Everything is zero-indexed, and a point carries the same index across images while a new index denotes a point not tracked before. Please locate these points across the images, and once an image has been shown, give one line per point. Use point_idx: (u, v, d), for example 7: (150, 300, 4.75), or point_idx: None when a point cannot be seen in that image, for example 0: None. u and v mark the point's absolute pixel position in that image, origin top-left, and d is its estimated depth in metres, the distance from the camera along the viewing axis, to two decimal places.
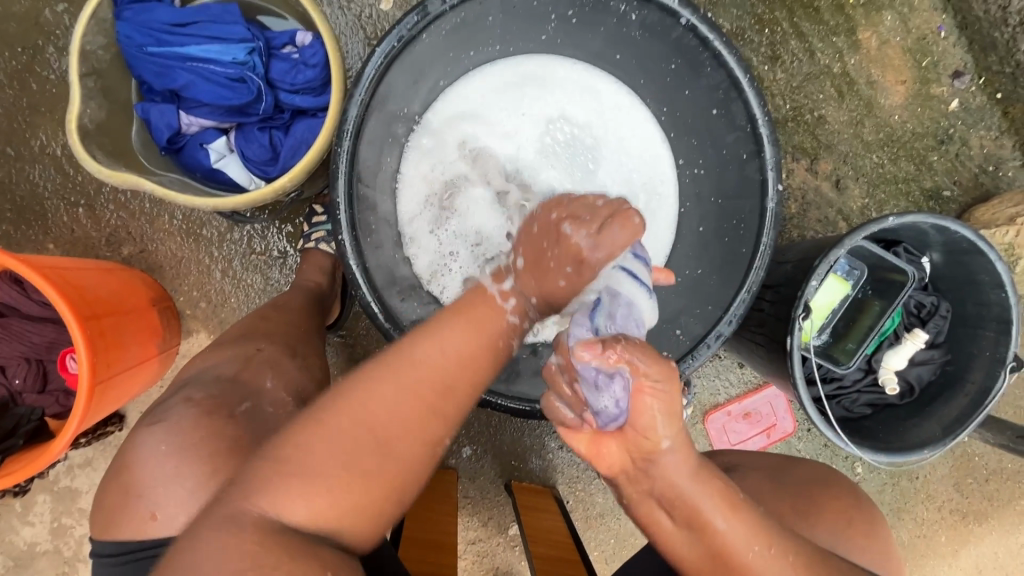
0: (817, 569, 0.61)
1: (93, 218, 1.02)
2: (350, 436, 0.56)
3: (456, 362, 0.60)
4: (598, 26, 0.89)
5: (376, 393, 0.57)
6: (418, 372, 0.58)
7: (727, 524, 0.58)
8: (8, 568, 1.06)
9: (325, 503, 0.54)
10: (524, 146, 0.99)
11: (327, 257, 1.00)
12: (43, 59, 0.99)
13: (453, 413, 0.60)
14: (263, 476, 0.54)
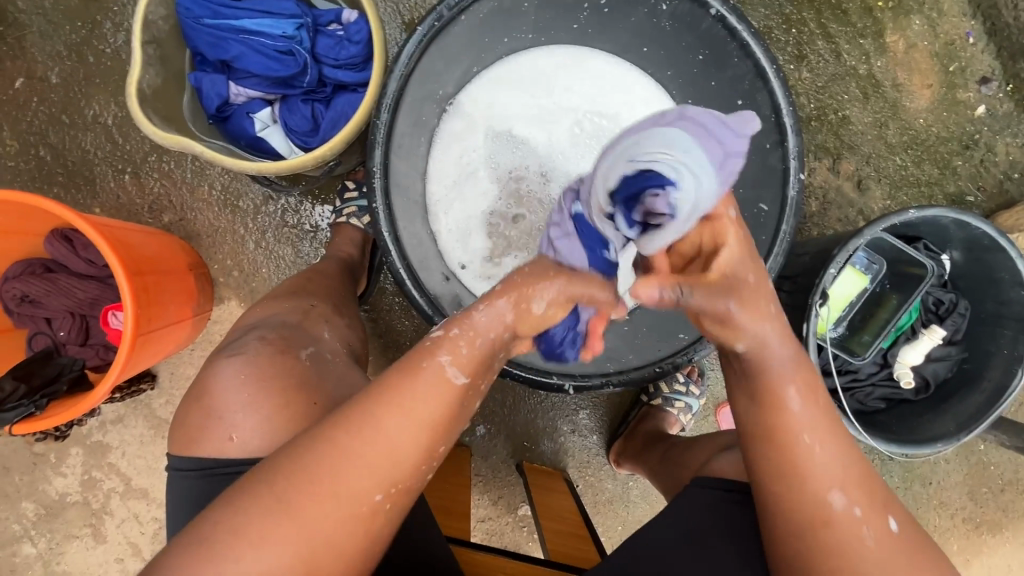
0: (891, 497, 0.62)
1: (138, 184, 1.08)
2: (261, 498, 0.55)
3: (384, 414, 0.57)
4: (629, 16, 0.92)
5: (304, 455, 0.56)
6: (348, 440, 0.56)
7: (800, 405, 0.63)
8: (39, 517, 1.11)
9: (232, 566, 0.53)
10: (556, 127, 1.02)
11: (358, 232, 1.05)
12: (101, 33, 1.04)
13: (377, 471, 0.56)
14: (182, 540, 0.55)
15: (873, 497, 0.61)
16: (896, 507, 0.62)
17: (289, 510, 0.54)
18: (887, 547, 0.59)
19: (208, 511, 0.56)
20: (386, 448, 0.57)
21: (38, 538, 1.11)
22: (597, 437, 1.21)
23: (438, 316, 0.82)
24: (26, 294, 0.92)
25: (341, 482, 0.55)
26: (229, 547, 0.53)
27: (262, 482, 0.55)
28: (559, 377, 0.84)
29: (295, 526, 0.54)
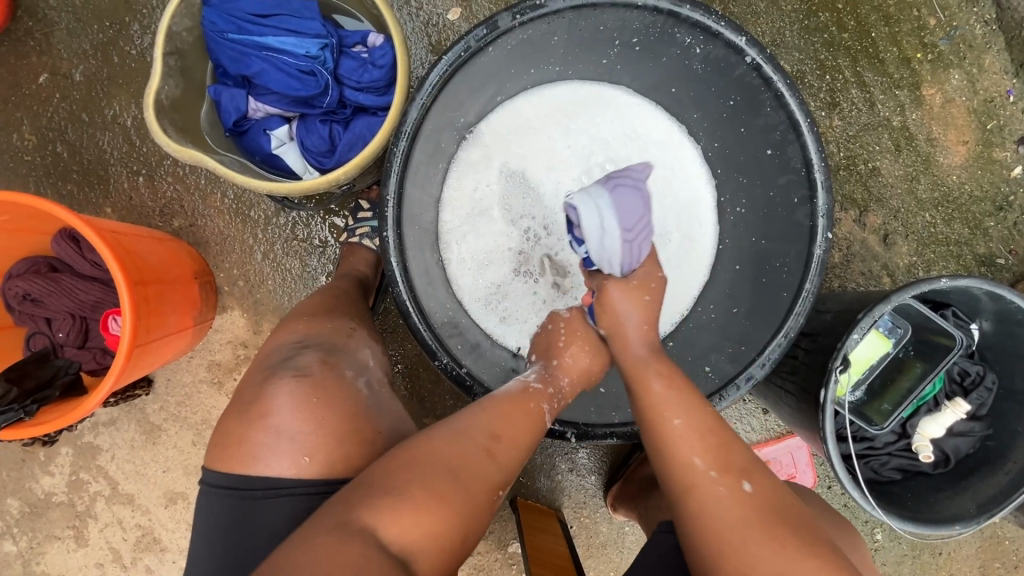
0: (752, 464, 0.70)
1: (151, 187, 1.07)
2: (424, 464, 0.63)
3: (508, 419, 0.71)
4: (660, 56, 0.88)
5: (447, 437, 0.67)
6: (481, 433, 0.68)
7: (683, 427, 0.72)
8: (23, 515, 1.09)
9: (407, 528, 0.58)
10: (565, 177, 1.01)
11: (370, 253, 1.04)
12: (128, 35, 1.04)
13: (503, 470, 0.68)
14: (356, 501, 0.60)
15: (727, 460, 0.69)
16: (754, 470, 0.69)
17: (449, 479, 0.63)
18: (740, 504, 0.66)
19: (371, 478, 0.62)
20: (510, 446, 0.69)
21: (19, 537, 1.09)
22: (595, 477, 1.17)
23: (442, 354, 0.79)
24: (29, 293, 0.91)
25: (479, 466, 0.66)
26: (407, 507, 0.59)
27: (422, 455, 0.64)
28: (560, 425, 0.81)
29: (454, 497, 0.62)
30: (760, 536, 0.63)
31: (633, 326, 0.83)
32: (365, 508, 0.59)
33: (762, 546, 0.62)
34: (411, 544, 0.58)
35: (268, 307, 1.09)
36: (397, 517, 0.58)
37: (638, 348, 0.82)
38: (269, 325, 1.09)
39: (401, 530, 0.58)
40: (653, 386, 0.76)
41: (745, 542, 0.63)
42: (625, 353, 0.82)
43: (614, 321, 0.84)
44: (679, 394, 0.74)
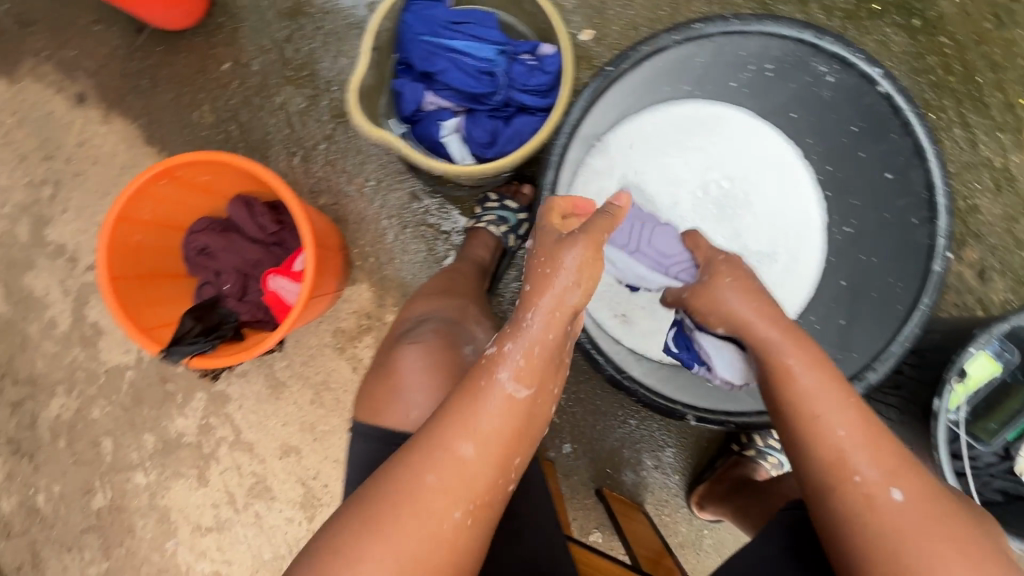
0: (901, 462, 0.61)
1: (305, 166, 1.20)
2: (369, 515, 0.58)
3: (457, 428, 0.60)
4: (791, 82, 0.96)
5: (393, 472, 0.60)
6: (426, 461, 0.59)
7: (846, 431, 0.62)
8: (155, 450, 1.20)
9: None
10: (684, 191, 1.09)
11: (492, 239, 1.12)
12: (301, 33, 1.18)
13: (454, 494, 0.59)
14: (305, 563, 0.58)
15: (879, 460, 0.61)
16: (903, 471, 0.60)
17: (393, 526, 0.57)
18: (887, 516, 0.58)
19: (324, 532, 0.60)
20: (462, 463, 0.59)
21: (149, 470, 1.20)
22: (679, 477, 1.21)
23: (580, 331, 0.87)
24: (206, 247, 1.03)
25: (425, 500, 0.58)
26: (347, 569, 0.56)
27: (371, 502, 0.59)
28: (683, 406, 0.89)
29: (399, 540, 0.57)
30: (916, 545, 0.57)
31: (738, 302, 0.72)
32: (315, 573, 0.57)
33: (924, 564, 0.56)
34: None
35: (393, 284, 1.20)
36: (360, 561, 0.56)
37: (758, 322, 0.70)
38: (393, 300, 1.19)
39: None
40: (800, 379, 0.66)
41: (915, 554, 0.56)
42: (750, 336, 0.71)
43: (717, 311, 0.74)
44: (832, 387, 0.65)
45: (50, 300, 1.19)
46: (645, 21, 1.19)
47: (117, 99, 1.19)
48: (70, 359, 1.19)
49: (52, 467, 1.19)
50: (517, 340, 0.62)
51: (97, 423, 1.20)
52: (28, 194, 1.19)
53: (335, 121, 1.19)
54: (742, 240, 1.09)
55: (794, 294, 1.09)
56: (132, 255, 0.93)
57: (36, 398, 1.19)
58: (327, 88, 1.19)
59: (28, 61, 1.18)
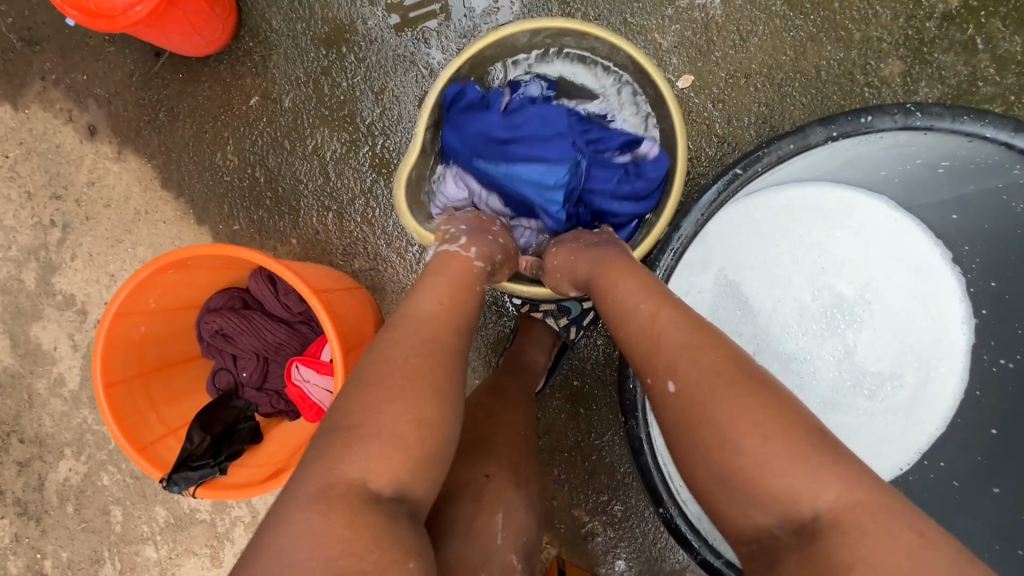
0: (681, 345, 0.54)
1: (339, 225, 1.02)
2: (378, 381, 0.52)
3: (435, 293, 0.62)
4: (969, 183, 0.72)
5: (392, 341, 0.56)
6: (428, 330, 0.57)
7: (651, 309, 0.58)
8: (167, 525, 1.10)
9: (382, 456, 0.48)
10: (789, 298, 0.89)
11: (549, 333, 0.96)
12: (342, 65, 1.00)
13: (452, 343, 0.58)
14: (333, 445, 0.49)
15: (690, 347, 0.53)
16: (681, 357, 0.53)
17: (407, 384, 0.52)
18: (684, 412, 0.51)
19: (340, 418, 0.50)
20: (450, 334, 0.59)
21: (160, 544, 1.10)
22: None
23: (667, 501, 0.70)
24: (222, 329, 0.88)
25: (433, 357, 0.55)
26: (370, 435, 0.49)
27: (380, 375, 0.53)
28: None
29: (420, 382, 0.52)
30: (701, 426, 0.49)
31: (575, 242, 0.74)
32: (345, 451, 0.48)
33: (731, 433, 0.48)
34: (398, 472, 0.48)
35: None
36: (376, 464, 0.48)
37: (578, 264, 0.70)
38: None
39: (379, 448, 0.48)
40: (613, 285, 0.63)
41: (722, 418, 0.49)
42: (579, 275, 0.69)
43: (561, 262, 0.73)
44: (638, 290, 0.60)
45: (58, 355, 1.08)
46: (760, 68, 0.95)
47: (132, 134, 1.04)
48: (79, 421, 1.09)
49: (59, 532, 1.11)
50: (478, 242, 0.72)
51: (106, 491, 1.10)
52: (36, 237, 1.06)
53: (376, 173, 1.00)
54: (845, 364, 0.89)
55: (913, 433, 0.88)
56: (134, 351, 0.79)
57: (43, 460, 1.10)
58: (368, 133, 1.00)
59: (35, 85, 1.04)
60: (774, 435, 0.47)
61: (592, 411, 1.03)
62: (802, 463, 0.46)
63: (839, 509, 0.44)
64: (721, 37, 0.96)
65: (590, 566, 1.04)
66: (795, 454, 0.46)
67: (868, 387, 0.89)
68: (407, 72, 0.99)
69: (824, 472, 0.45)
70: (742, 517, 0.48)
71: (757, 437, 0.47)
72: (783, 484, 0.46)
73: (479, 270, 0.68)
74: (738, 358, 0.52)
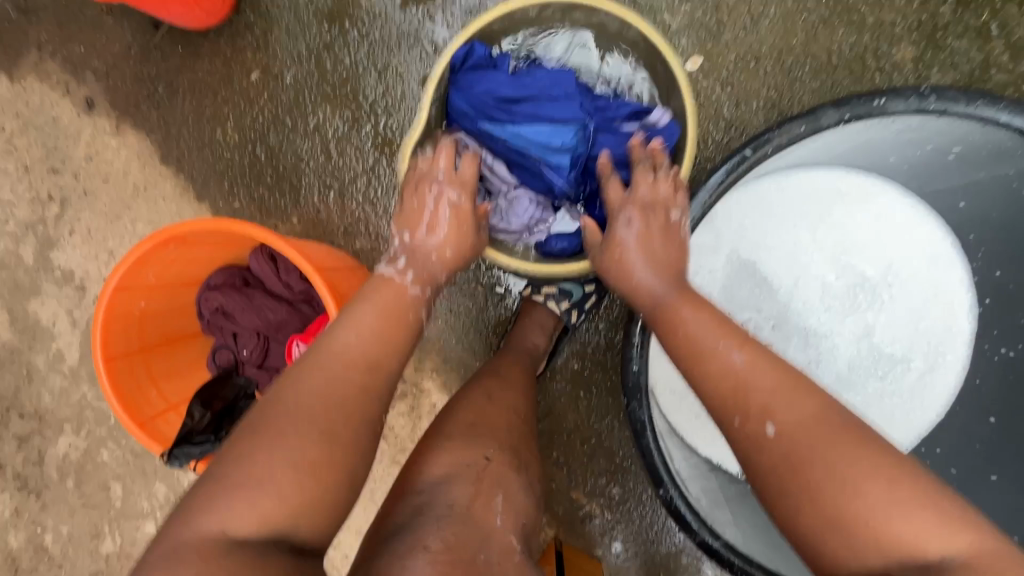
0: (776, 387, 0.54)
1: (341, 204, 1.01)
2: (265, 421, 0.51)
3: (356, 325, 0.61)
4: (980, 170, 0.72)
5: (297, 381, 0.55)
6: (338, 365, 0.57)
7: (739, 353, 0.57)
8: (167, 501, 1.10)
9: (247, 509, 0.47)
10: (810, 275, 0.89)
11: (550, 317, 0.95)
12: (345, 41, 0.98)
13: (362, 383, 0.57)
14: (207, 493, 0.48)
15: (788, 391, 0.53)
16: (775, 398, 0.53)
17: (294, 427, 0.51)
18: (783, 454, 0.51)
19: (220, 463, 0.50)
20: (356, 367, 0.58)
21: (160, 520, 1.10)
22: None
23: (668, 482, 0.70)
24: (223, 307, 0.87)
25: (329, 395, 0.54)
26: (240, 485, 0.48)
27: (278, 415, 0.52)
28: None
29: (305, 428, 0.51)
30: (807, 469, 0.49)
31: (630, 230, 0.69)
32: (210, 502, 0.47)
33: (840, 478, 0.48)
34: (268, 521, 0.47)
35: (434, 347, 1.03)
36: (240, 512, 0.46)
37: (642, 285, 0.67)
38: (432, 367, 1.03)
39: (249, 501, 0.47)
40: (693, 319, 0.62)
41: (827, 457, 0.48)
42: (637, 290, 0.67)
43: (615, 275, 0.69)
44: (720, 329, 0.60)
45: (57, 331, 1.07)
46: (771, 51, 0.94)
47: (131, 108, 1.02)
48: (79, 397, 1.09)
49: (60, 507, 1.11)
50: (409, 255, 0.70)
51: (106, 467, 1.10)
52: (33, 211, 1.05)
53: (378, 151, 0.99)
54: (864, 345, 0.88)
55: (917, 420, 0.86)
56: (134, 325, 0.79)
57: (44, 435, 1.10)
58: (371, 111, 0.98)
59: (32, 56, 1.02)
60: (894, 480, 0.47)
61: (592, 395, 1.03)
62: (925, 508, 0.45)
63: (970, 559, 0.44)
64: (732, 19, 0.94)
65: (587, 547, 1.05)
66: (912, 495, 0.46)
67: (879, 371, 0.88)
68: (412, 49, 0.97)
69: (943, 515, 0.45)
70: (857, 561, 0.46)
71: (877, 482, 0.47)
72: (909, 530, 0.45)
73: (412, 297, 0.67)
74: (835, 403, 0.53)
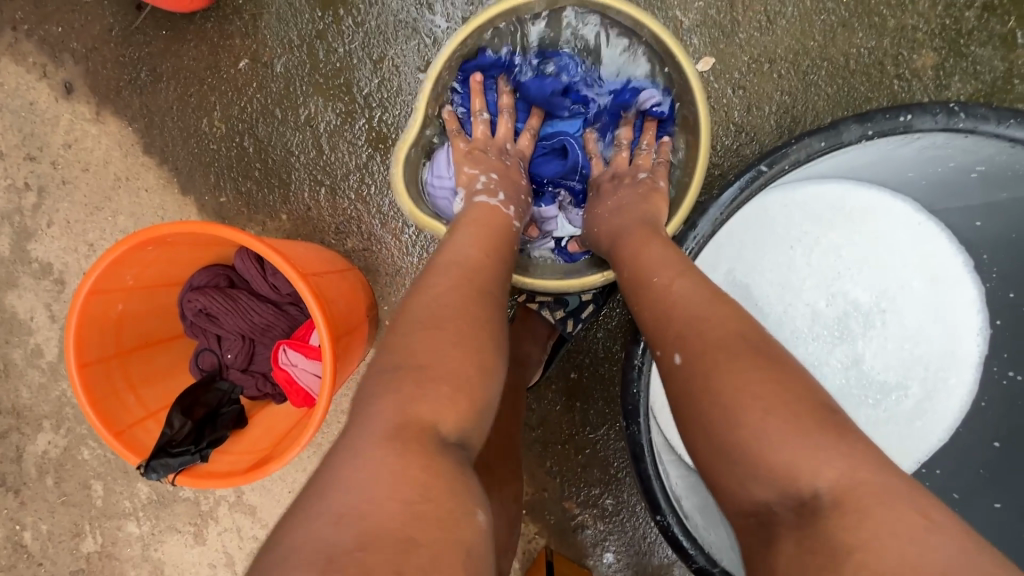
0: (695, 319, 0.52)
1: (332, 201, 0.96)
2: (426, 322, 0.52)
3: (476, 240, 0.63)
4: (1002, 190, 0.68)
5: (432, 286, 0.56)
6: (467, 272, 0.58)
7: (671, 282, 0.57)
8: (150, 501, 1.07)
9: (445, 400, 0.47)
10: (802, 301, 0.85)
11: (544, 325, 0.92)
12: (339, 30, 0.93)
13: (493, 285, 0.59)
14: (411, 382, 0.47)
15: (708, 320, 0.52)
16: (689, 325, 0.52)
17: (459, 320, 0.52)
18: (686, 377, 0.50)
19: (402, 359, 0.49)
20: (491, 275, 0.60)
21: (143, 520, 1.08)
22: None
23: (666, 507, 0.68)
24: (205, 309, 0.83)
25: (470, 297, 0.55)
26: (427, 378, 0.48)
27: (432, 316, 0.52)
28: None
29: (467, 322, 0.52)
30: (703, 393, 0.48)
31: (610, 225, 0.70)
32: (414, 394, 0.47)
33: (737, 406, 0.46)
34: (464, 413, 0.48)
35: None
36: (441, 404, 0.47)
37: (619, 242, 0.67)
38: None
39: (437, 395, 0.47)
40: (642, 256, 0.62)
41: (721, 379, 0.48)
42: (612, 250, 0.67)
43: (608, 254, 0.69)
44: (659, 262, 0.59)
45: (35, 325, 1.03)
46: (786, 53, 0.90)
47: (111, 94, 0.97)
48: (58, 393, 1.05)
49: (39, 505, 1.08)
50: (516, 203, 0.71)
51: (86, 465, 1.07)
52: (9, 201, 1.00)
53: (372, 147, 0.95)
54: (854, 374, 0.86)
55: (911, 447, 0.84)
56: (111, 330, 0.75)
57: (21, 432, 1.06)
58: (365, 104, 0.94)
59: (5, 36, 0.96)
60: (777, 412, 0.45)
61: (588, 405, 1.00)
62: (808, 441, 0.44)
63: (847, 492, 0.42)
64: (747, 18, 0.90)
65: (578, 557, 1.03)
66: (801, 434, 0.44)
67: (876, 395, 0.86)
68: (409, 40, 0.92)
69: (829, 449, 0.43)
70: (739, 487, 0.46)
71: (758, 410, 0.45)
72: (782, 459, 0.44)
73: (516, 228, 0.69)
74: (758, 333, 0.51)
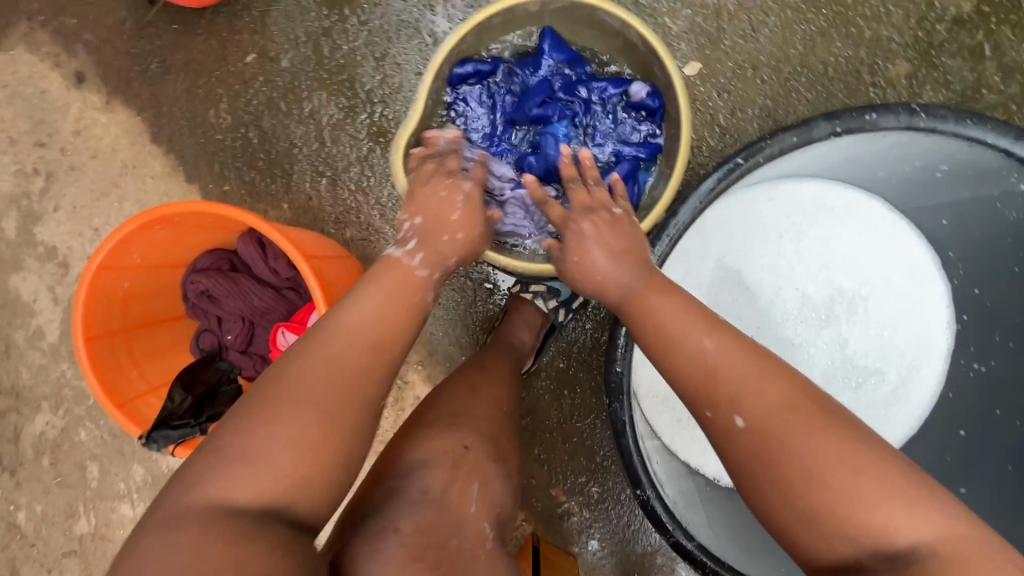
0: (745, 378, 0.54)
1: (332, 192, 1.00)
2: (277, 387, 0.52)
3: (364, 306, 0.60)
4: (964, 189, 0.73)
5: (308, 354, 0.55)
6: (342, 342, 0.56)
7: (709, 340, 0.58)
8: (144, 484, 1.09)
9: (254, 481, 0.47)
10: (791, 284, 0.89)
11: (538, 315, 0.95)
12: (344, 28, 0.97)
13: (368, 357, 0.56)
14: (235, 436, 0.49)
15: (757, 381, 0.54)
16: (743, 391, 0.53)
17: (308, 391, 0.52)
18: (747, 446, 0.52)
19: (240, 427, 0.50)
20: (366, 342, 0.57)
21: (137, 502, 1.09)
22: None
23: (645, 483, 0.71)
24: (208, 290, 0.86)
25: (335, 369, 0.54)
26: (255, 440, 0.49)
27: (289, 385, 0.52)
28: None
29: (318, 397, 0.52)
30: (779, 463, 0.50)
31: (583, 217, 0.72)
32: (222, 466, 0.48)
33: (814, 472, 0.48)
34: (275, 492, 0.47)
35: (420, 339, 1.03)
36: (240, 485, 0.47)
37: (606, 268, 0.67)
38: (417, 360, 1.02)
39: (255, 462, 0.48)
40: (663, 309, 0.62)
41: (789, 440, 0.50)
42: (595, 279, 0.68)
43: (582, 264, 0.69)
44: (686, 315, 0.60)
45: (38, 307, 1.05)
46: (768, 60, 0.95)
47: (121, 84, 1.01)
48: (57, 374, 1.07)
49: (34, 485, 1.10)
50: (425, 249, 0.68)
51: (83, 446, 1.09)
52: (17, 184, 1.03)
53: (372, 140, 0.98)
54: (839, 358, 0.89)
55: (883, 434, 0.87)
56: (117, 306, 0.78)
57: (20, 412, 1.08)
58: (367, 99, 0.98)
59: (21, 26, 1.00)
60: (864, 468, 0.47)
61: (576, 394, 1.03)
62: (882, 487, 0.47)
63: (934, 545, 0.45)
64: (732, 26, 0.95)
65: (564, 544, 1.06)
66: (893, 490, 0.46)
67: (854, 385, 0.89)
68: (411, 39, 0.96)
69: (908, 502, 0.46)
70: (824, 547, 0.48)
71: (847, 472, 0.47)
72: (870, 519, 0.46)
73: (422, 280, 0.65)
74: (803, 386, 0.54)
